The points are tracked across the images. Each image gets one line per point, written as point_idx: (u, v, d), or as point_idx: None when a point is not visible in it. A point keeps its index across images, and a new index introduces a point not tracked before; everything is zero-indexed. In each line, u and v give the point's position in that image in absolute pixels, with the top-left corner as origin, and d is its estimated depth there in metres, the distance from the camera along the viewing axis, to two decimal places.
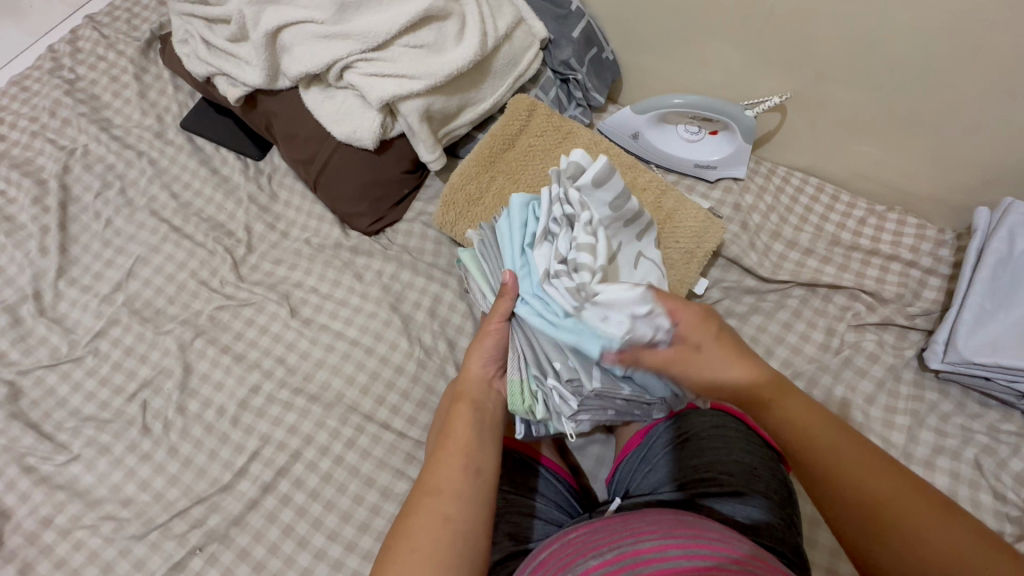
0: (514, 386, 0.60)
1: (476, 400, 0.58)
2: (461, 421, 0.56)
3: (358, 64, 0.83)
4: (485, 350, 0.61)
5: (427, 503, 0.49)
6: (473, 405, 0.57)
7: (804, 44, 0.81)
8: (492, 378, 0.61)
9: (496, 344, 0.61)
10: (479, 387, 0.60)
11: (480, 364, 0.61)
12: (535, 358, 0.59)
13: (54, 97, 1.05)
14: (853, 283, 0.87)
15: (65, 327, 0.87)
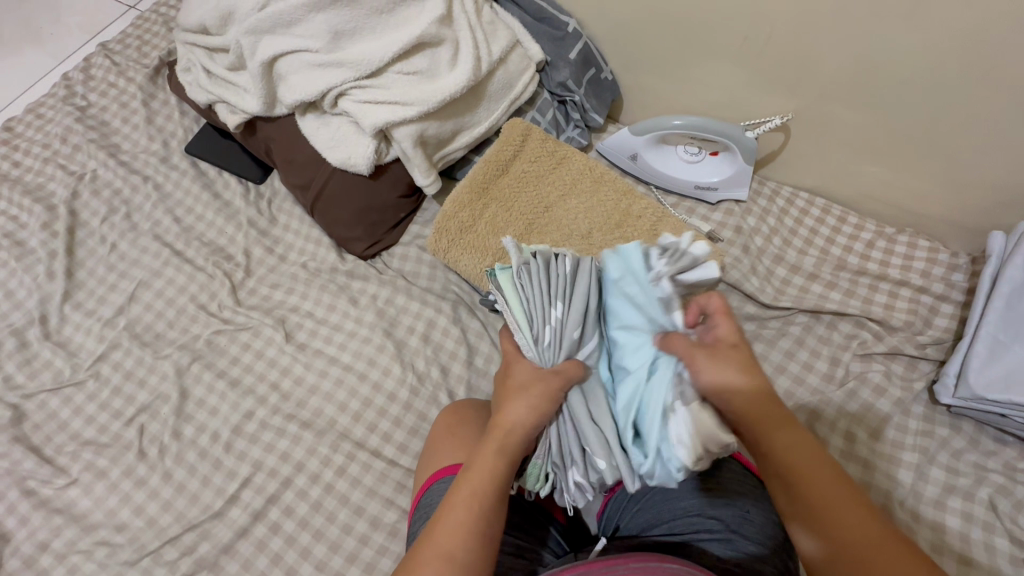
0: (532, 468, 0.55)
1: (511, 457, 0.49)
2: (482, 475, 0.47)
3: (352, 92, 0.84)
4: (525, 405, 0.49)
5: (431, 564, 0.43)
6: (505, 460, 0.48)
7: (806, 63, 0.79)
8: (533, 432, 0.51)
9: (536, 400, 0.50)
10: (516, 439, 0.49)
11: (523, 416, 0.49)
12: (559, 445, 0.54)
13: (66, 124, 1.08)
14: (860, 311, 0.84)
15: (68, 350, 0.89)
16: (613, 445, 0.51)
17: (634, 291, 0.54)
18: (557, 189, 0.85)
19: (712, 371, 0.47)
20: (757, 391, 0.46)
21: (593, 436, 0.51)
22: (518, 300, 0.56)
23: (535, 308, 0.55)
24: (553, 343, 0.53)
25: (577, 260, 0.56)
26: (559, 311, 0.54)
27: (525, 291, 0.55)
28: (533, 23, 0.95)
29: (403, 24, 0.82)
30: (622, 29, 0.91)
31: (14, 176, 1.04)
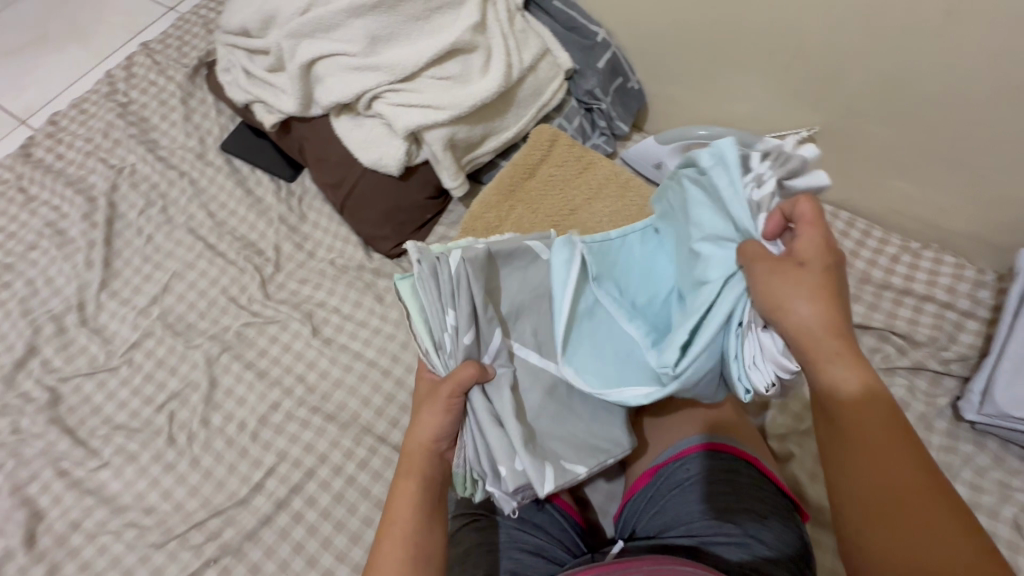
0: (455, 477, 0.59)
1: (424, 475, 0.55)
2: (403, 496, 0.54)
3: (387, 95, 0.86)
4: (427, 423, 0.56)
5: None
6: (418, 477, 0.55)
7: (834, 78, 0.80)
8: (443, 449, 0.57)
9: (437, 415, 0.56)
10: (425, 457, 0.56)
11: (426, 435, 0.56)
12: (475, 455, 0.58)
13: (108, 119, 1.12)
14: (884, 324, 0.84)
15: (103, 337, 0.92)
16: (510, 439, 0.54)
17: (725, 187, 0.55)
18: (583, 194, 0.83)
19: (778, 287, 0.49)
20: (823, 319, 0.47)
21: (494, 440, 0.55)
22: (420, 306, 0.59)
23: (434, 315, 0.58)
24: (453, 349, 0.57)
25: (464, 262, 0.57)
26: (453, 317, 0.57)
27: (425, 298, 0.58)
28: (563, 32, 0.97)
29: (437, 30, 0.85)
30: (650, 39, 0.93)
31: (57, 167, 1.08)
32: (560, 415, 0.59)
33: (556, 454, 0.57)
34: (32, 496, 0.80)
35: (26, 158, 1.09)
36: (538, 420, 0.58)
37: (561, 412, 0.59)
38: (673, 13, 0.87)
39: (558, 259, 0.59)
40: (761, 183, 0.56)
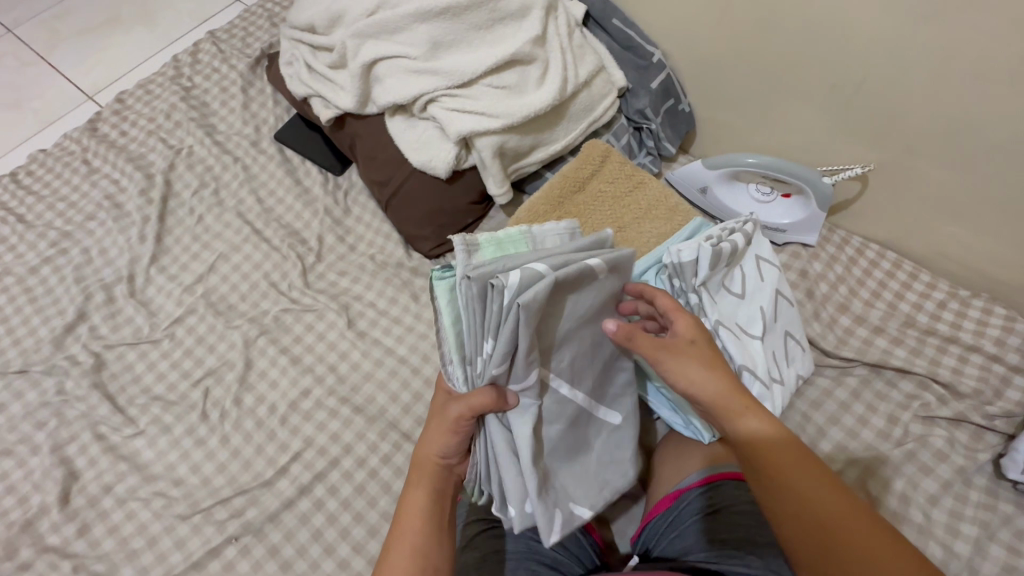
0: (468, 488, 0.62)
1: (436, 490, 0.57)
2: (415, 504, 0.56)
3: (442, 99, 0.88)
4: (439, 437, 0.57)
5: None
6: (429, 488, 0.57)
7: (895, 117, 0.79)
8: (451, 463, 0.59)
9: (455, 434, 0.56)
10: (436, 468, 0.57)
11: (438, 447, 0.57)
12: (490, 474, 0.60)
13: (172, 101, 1.16)
14: (925, 371, 0.81)
15: (149, 310, 0.95)
16: (528, 489, 0.57)
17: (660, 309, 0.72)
18: (631, 213, 0.83)
19: (679, 369, 0.57)
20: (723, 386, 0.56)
21: (510, 478, 0.57)
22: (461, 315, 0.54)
23: (472, 335, 0.54)
24: (484, 372, 0.54)
25: (514, 304, 0.48)
26: (490, 346, 0.53)
27: (468, 315, 0.53)
28: (619, 50, 0.98)
29: (499, 40, 0.86)
30: (708, 65, 0.93)
31: (120, 143, 1.13)
32: (574, 452, 0.62)
33: (566, 500, 0.61)
34: (70, 456, 0.83)
35: (93, 132, 1.14)
36: (554, 460, 0.61)
37: (578, 449, 0.62)
38: (734, 41, 0.87)
39: None
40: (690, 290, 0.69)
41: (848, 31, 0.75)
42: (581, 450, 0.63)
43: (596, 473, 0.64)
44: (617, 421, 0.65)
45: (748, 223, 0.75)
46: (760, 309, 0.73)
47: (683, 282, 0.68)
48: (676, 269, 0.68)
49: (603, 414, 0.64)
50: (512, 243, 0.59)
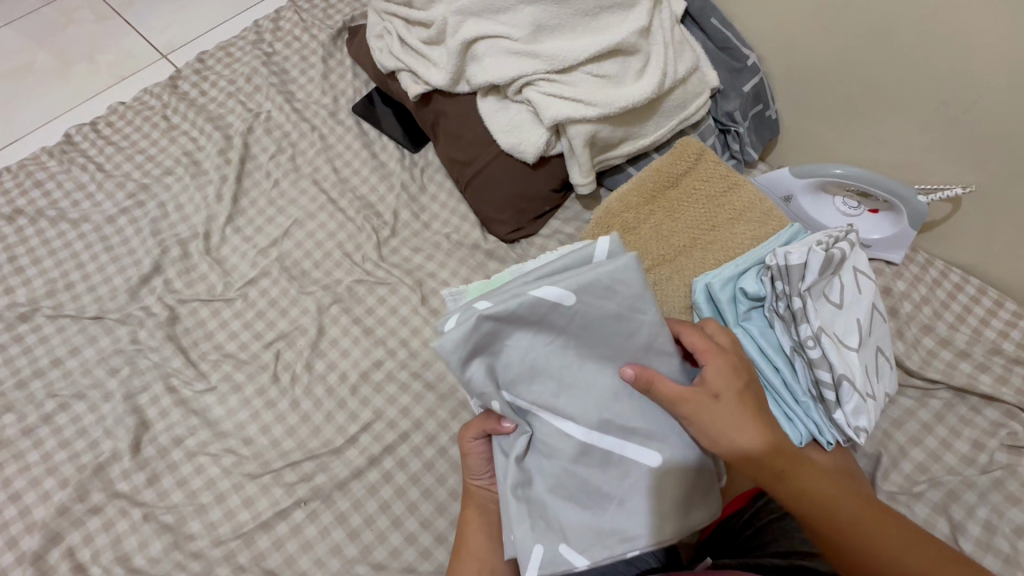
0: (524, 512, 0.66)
1: (482, 506, 0.65)
2: (469, 526, 0.64)
3: (539, 83, 0.87)
4: (473, 465, 0.64)
5: None
6: (478, 509, 0.65)
7: (1008, 139, 0.77)
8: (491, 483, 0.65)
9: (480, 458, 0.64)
10: (482, 492, 0.65)
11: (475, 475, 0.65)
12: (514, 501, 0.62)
13: (253, 65, 1.17)
14: (1014, 400, 0.79)
15: (223, 268, 0.95)
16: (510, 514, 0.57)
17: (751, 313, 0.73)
18: (724, 213, 0.82)
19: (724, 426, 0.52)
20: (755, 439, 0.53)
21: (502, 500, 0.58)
22: None
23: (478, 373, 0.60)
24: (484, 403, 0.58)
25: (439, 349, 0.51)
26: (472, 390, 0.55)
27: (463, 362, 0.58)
28: (715, 50, 0.97)
29: (604, 28, 0.86)
30: (806, 74, 0.92)
31: (199, 102, 1.13)
32: (580, 488, 0.56)
33: (556, 540, 0.56)
34: (141, 406, 0.83)
35: (173, 89, 1.15)
36: (551, 496, 0.56)
37: (590, 491, 0.56)
38: (842, 48, 0.85)
39: (722, 298, 0.73)
40: (790, 295, 0.68)
41: (972, 46, 0.73)
42: (589, 490, 0.56)
43: (600, 522, 0.56)
44: (653, 462, 0.55)
45: (850, 234, 0.74)
46: (857, 321, 0.72)
47: (787, 286, 0.68)
48: (780, 272, 0.69)
49: (633, 454, 0.55)
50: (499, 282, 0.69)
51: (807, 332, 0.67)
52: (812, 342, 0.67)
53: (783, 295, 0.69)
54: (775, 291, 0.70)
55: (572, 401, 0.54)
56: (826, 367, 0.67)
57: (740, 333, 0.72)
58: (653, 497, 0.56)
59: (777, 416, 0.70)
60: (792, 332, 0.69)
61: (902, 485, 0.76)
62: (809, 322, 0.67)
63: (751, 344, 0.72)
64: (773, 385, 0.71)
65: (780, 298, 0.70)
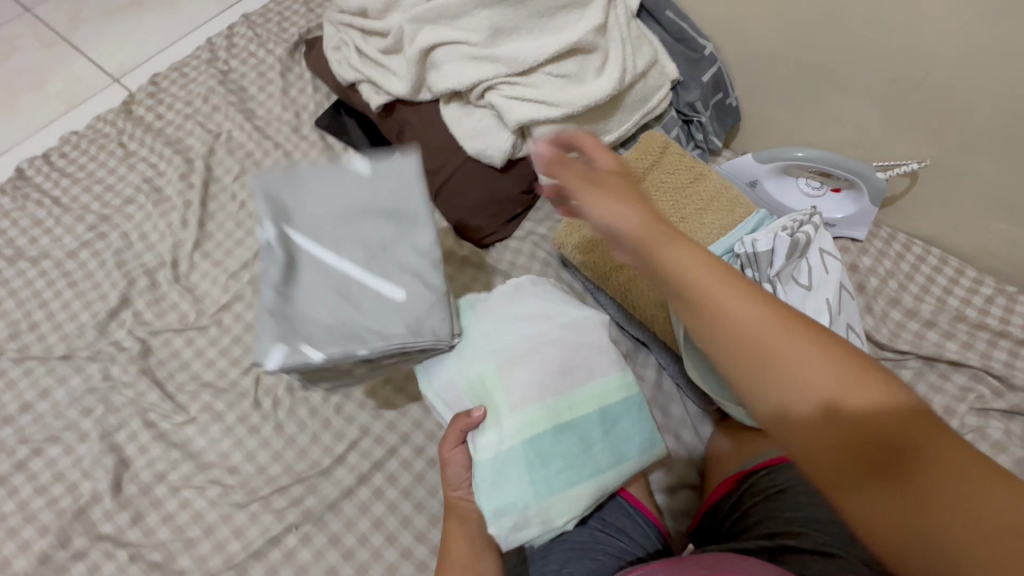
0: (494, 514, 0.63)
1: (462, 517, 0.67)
2: (453, 539, 0.66)
3: (501, 87, 0.87)
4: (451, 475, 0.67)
5: None
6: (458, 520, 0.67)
7: (958, 112, 0.80)
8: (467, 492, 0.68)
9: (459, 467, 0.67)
10: (461, 504, 0.68)
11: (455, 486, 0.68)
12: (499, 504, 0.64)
13: (209, 85, 1.14)
14: (979, 363, 0.82)
15: (194, 296, 0.93)
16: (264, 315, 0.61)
17: None
18: (691, 204, 0.83)
19: (600, 202, 0.46)
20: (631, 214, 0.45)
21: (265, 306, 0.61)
22: (434, 389, 0.69)
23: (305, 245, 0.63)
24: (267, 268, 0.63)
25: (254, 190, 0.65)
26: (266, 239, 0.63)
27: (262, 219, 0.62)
28: (672, 43, 0.98)
29: (560, 28, 0.86)
30: (763, 60, 0.94)
31: (156, 126, 1.10)
32: (347, 304, 0.63)
33: (300, 340, 0.60)
34: (120, 444, 0.81)
35: (127, 114, 1.12)
36: (317, 309, 0.62)
37: (345, 299, 0.63)
38: (793, 32, 0.87)
39: None
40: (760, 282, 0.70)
41: (912, 27, 0.76)
42: (348, 301, 0.63)
43: (346, 325, 0.62)
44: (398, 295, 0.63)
45: (816, 215, 0.75)
46: (827, 301, 0.73)
47: (757, 272, 0.70)
48: (748, 259, 0.71)
49: (379, 285, 0.64)
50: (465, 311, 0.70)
51: None
52: None
53: (752, 283, 0.71)
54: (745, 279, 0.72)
55: (353, 251, 0.64)
56: None
57: None
58: (409, 305, 0.63)
59: None
60: None
61: None
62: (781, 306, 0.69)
63: None
64: None
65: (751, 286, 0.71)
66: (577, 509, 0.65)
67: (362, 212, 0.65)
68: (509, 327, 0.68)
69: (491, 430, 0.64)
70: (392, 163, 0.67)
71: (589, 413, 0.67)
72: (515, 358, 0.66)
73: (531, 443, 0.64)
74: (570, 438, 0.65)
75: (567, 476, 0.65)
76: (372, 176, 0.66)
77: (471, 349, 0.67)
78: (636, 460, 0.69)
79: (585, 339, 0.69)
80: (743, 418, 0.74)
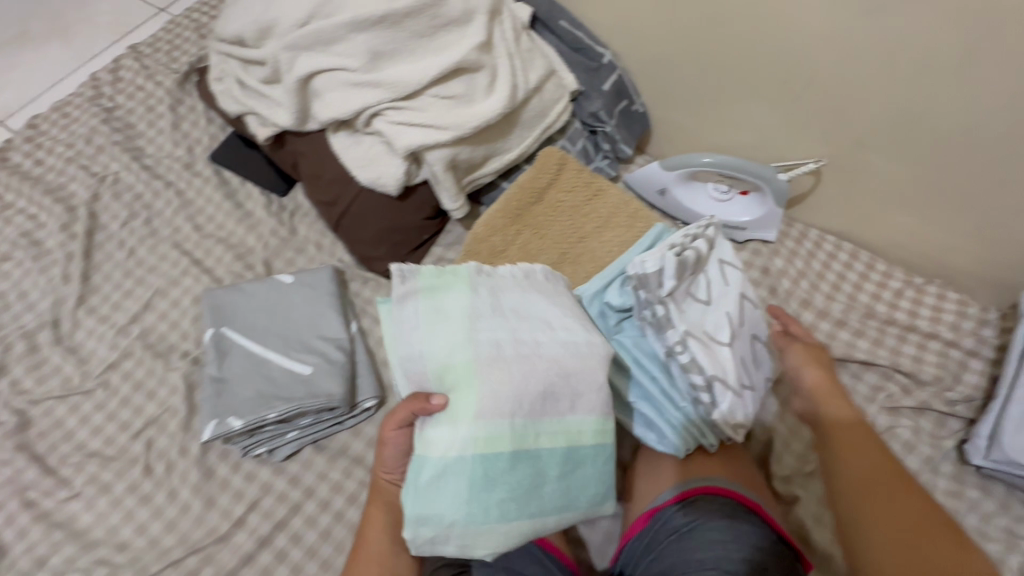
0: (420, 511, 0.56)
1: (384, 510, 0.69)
2: (375, 522, 0.68)
3: (386, 113, 0.83)
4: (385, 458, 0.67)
5: None
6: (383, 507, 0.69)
7: (848, 109, 0.79)
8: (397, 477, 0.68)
9: (394, 453, 0.66)
10: (387, 488, 0.69)
11: (386, 470, 0.68)
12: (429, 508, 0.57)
13: (91, 124, 1.07)
14: (887, 362, 0.82)
15: (79, 357, 0.87)
16: None
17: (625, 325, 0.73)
18: (590, 222, 0.81)
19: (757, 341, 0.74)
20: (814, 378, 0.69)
21: None
22: (392, 334, 0.61)
23: None
24: None
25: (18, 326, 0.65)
26: None
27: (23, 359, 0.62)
28: (569, 52, 0.95)
29: (442, 48, 0.82)
30: (659, 65, 0.91)
31: (35, 173, 1.03)
32: None
33: None
34: None
35: (2, 162, 1.04)
36: None
37: None
38: (683, 35, 0.85)
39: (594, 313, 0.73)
40: (651, 301, 0.66)
41: (793, 25, 0.74)
42: None
43: None
44: None
45: (711, 226, 0.72)
46: (727, 314, 0.70)
47: (648, 293, 0.66)
48: (639, 278, 0.67)
49: None
50: (462, 274, 0.63)
51: (673, 336, 0.65)
52: (677, 346, 0.65)
53: (646, 302, 0.67)
54: (639, 298, 0.68)
55: (278, 336, 0.83)
56: (696, 371, 0.65)
57: None
58: None
59: (658, 424, 0.70)
60: (662, 338, 0.67)
61: (796, 467, 0.77)
62: (675, 325, 0.66)
63: (626, 355, 0.71)
64: (652, 395, 0.70)
65: (645, 306, 0.68)
66: (501, 546, 0.59)
67: (286, 309, 0.85)
68: (511, 327, 0.61)
69: (447, 425, 0.56)
70: (314, 274, 0.89)
71: (554, 449, 0.61)
72: (502, 357, 0.59)
73: (484, 459, 0.56)
74: (525, 470, 0.59)
75: (507, 510, 0.58)
76: (299, 285, 0.87)
77: (462, 330, 0.59)
78: (579, 512, 0.65)
79: (577, 370, 0.62)
80: (653, 442, 0.71)
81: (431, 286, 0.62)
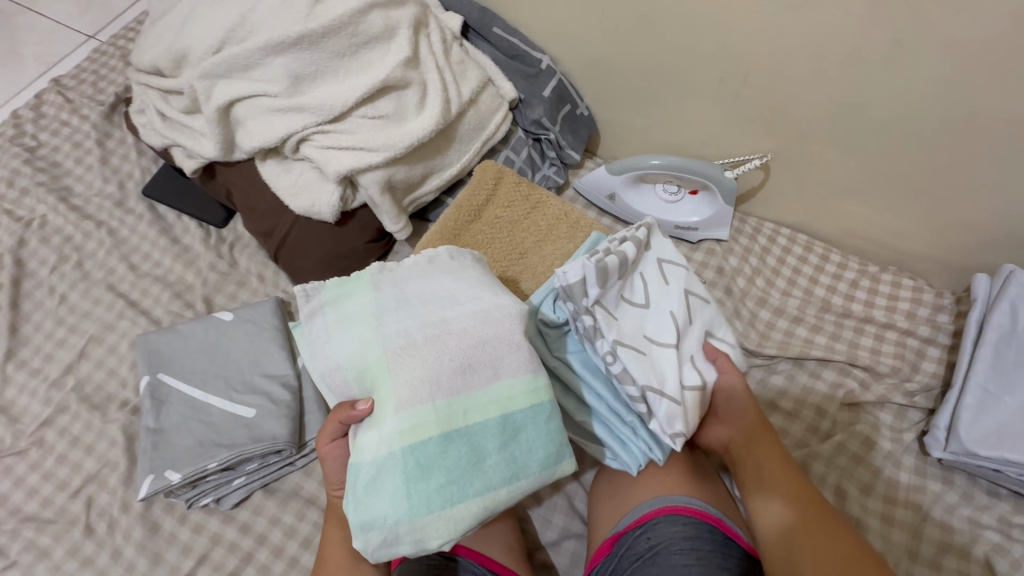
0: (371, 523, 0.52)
1: (343, 518, 0.63)
2: (332, 541, 0.62)
3: (314, 137, 0.79)
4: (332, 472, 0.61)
5: None
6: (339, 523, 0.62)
7: (788, 103, 0.77)
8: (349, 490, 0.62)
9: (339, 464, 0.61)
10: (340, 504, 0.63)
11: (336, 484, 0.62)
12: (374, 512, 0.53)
13: (13, 166, 1.01)
14: (845, 356, 0.81)
15: (10, 416, 0.83)
16: None
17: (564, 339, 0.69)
18: (531, 236, 0.78)
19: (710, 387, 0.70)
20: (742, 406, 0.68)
21: None
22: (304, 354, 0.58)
23: None
24: None
25: None
26: None
27: None
28: (506, 60, 0.92)
29: (367, 66, 0.79)
30: (597, 68, 0.89)
31: None
32: None
33: None
34: None
35: None
36: None
37: None
38: (617, 36, 0.82)
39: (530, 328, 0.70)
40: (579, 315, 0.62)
41: (724, 20, 0.72)
42: None
43: None
44: None
45: (642, 227, 0.68)
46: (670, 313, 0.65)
47: (575, 305, 0.62)
48: (563, 291, 0.62)
49: None
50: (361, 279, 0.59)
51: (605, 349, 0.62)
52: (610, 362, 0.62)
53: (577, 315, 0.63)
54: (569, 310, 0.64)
55: (220, 376, 0.80)
56: (633, 386, 0.62)
57: (553, 365, 0.69)
58: None
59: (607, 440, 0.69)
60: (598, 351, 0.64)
61: None
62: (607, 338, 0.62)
63: (567, 373, 0.68)
64: (600, 412, 0.68)
65: (576, 317, 0.63)
66: (456, 532, 0.53)
67: (227, 348, 0.82)
68: (418, 314, 0.56)
69: (372, 427, 0.53)
70: (254, 308, 0.85)
71: (488, 420, 0.55)
72: (411, 343, 0.54)
73: (412, 449, 0.52)
74: (459, 448, 0.54)
75: (451, 495, 0.53)
76: (241, 321, 0.84)
77: (365, 331, 0.55)
78: (532, 478, 0.58)
79: (492, 335, 0.57)
80: (608, 460, 0.70)
81: (336, 296, 0.58)
